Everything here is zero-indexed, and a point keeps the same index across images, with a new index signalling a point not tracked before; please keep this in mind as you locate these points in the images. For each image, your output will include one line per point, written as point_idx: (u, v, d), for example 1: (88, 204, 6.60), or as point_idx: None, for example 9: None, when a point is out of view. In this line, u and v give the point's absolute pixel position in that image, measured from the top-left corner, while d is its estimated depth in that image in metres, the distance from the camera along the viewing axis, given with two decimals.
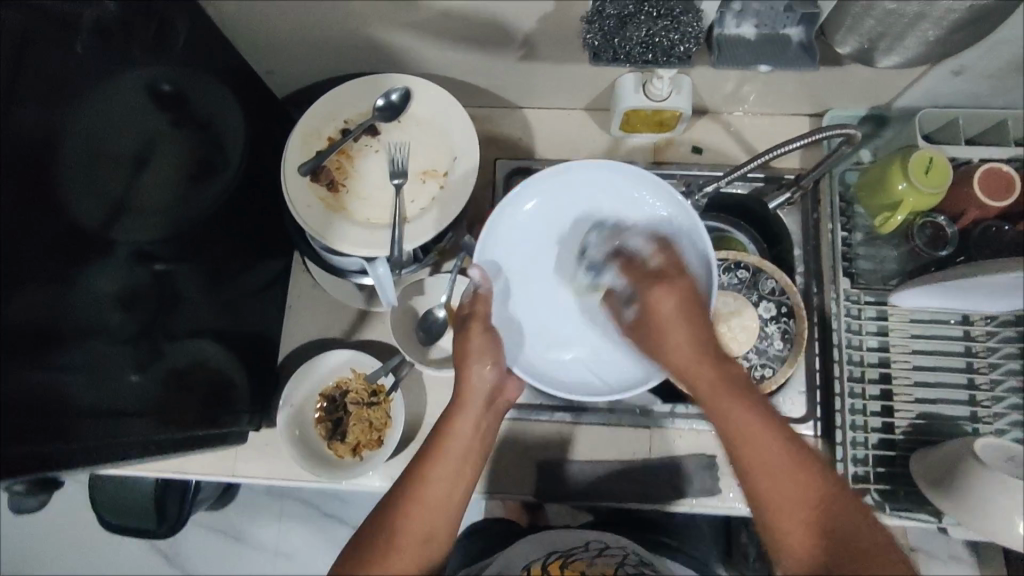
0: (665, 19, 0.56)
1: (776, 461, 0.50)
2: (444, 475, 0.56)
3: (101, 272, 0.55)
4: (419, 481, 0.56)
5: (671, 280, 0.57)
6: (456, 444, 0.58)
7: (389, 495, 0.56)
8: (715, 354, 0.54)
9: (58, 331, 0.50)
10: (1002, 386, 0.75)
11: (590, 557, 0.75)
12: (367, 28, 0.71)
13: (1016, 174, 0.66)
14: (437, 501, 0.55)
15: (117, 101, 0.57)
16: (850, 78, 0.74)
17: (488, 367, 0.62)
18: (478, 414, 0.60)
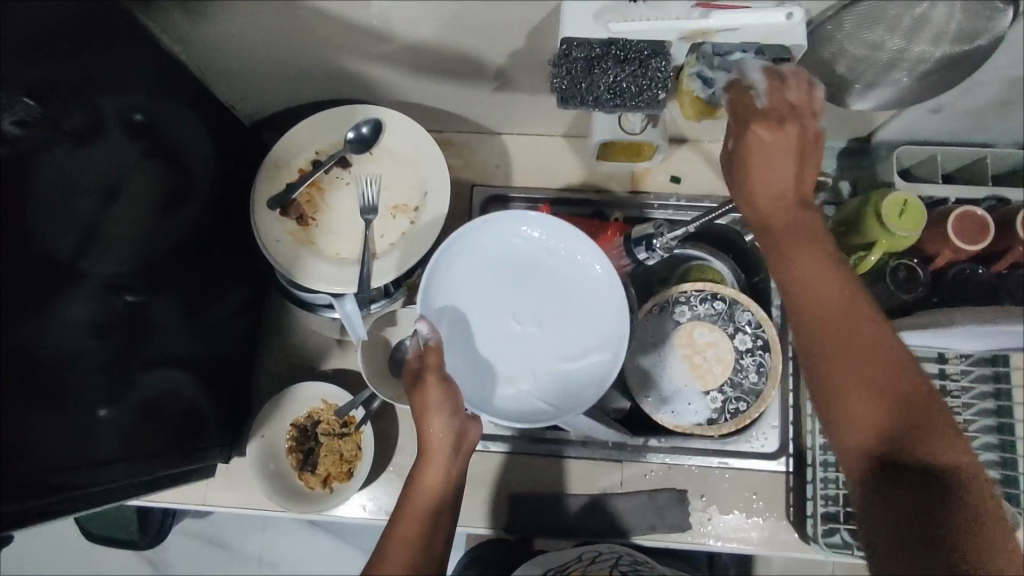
0: (633, 64, 0.55)
1: (867, 380, 0.47)
2: (410, 542, 0.54)
3: (71, 300, 0.55)
4: (387, 551, 0.54)
5: (778, 123, 0.50)
6: (421, 506, 0.57)
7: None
8: (796, 197, 0.50)
9: (31, 362, 0.50)
10: (974, 426, 0.75)
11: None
12: (338, 59, 0.70)
13: (990, 218, 0.65)
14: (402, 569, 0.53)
15: (90, 133, 0.56)
16: (829, 113, 0.73)
17: (448, 416, 0.60)
18: (440, 471, 0.58)
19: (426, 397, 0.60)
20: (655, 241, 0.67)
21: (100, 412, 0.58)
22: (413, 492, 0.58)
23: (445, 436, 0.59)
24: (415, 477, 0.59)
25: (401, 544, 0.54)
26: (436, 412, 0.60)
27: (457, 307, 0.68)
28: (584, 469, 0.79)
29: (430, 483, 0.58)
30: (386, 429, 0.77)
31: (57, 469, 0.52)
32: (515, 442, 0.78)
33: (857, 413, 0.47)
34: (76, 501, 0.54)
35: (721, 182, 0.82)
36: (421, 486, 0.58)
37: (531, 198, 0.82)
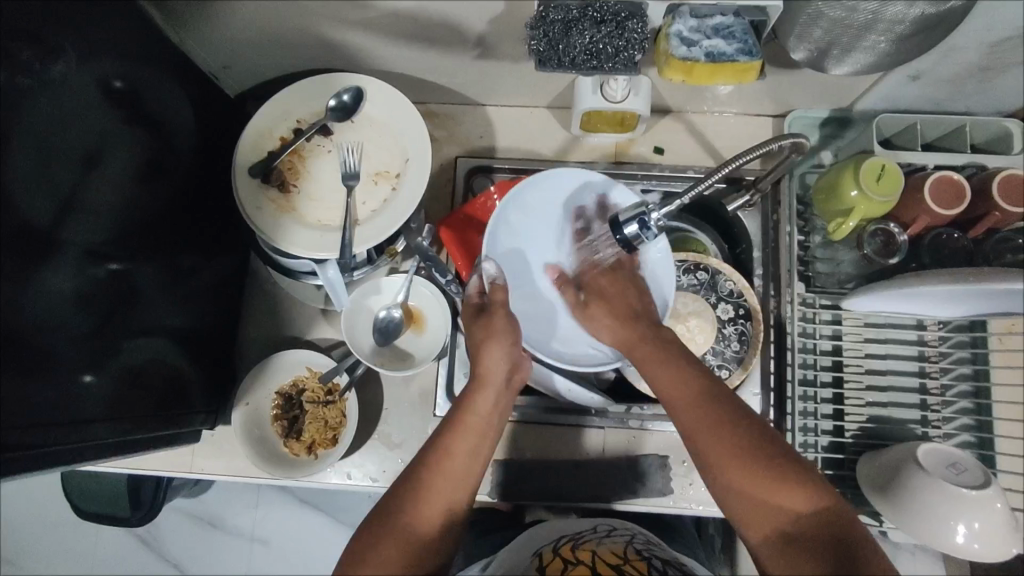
0: (609, 24, 0.55)
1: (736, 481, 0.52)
2: (455, 463, 0.54)
3: (57, 270, 0.55)
4: (430, 467, 0.54)
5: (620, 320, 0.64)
6: (468, 429, 0.56)
7: (393, 487, 0.54)
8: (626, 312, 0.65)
9: (14, 331, 0.51)
10: (952, 390, 0.76)
11: (599, 538, 0.68)
12: (320, 26, 0.70)
13: (965, 183, 0.67)
14: (440, 484, 0.53)
15: (72, 100, 0.56)
16: (809, 81, 0.73)
17: (502, 351, 0.60)
18: (490, 401, 0.58)
19: (482, 331, 0.62)
20: (650, 218, 0.56)
21: (83, 378, 0.58)
22: (465, 414, 0.57)
23: (498, 369, 0.60)
24: (464, 401, 0.58)
25: (446, 461, 0.54)
26: (495, 346, 0.61)
27: (515, 261, 0.73)
28: (567, 436, 0.80)
29: (482, 408, 0.58)
30: (370, 397, 0.77)
31: (29, 436, 0.52)
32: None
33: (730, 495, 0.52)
34: (48, 462, 0.55)
35: (704, 153, 0.83)
36: (469, 412, 0.57)
37: (515, 167, 0.83)
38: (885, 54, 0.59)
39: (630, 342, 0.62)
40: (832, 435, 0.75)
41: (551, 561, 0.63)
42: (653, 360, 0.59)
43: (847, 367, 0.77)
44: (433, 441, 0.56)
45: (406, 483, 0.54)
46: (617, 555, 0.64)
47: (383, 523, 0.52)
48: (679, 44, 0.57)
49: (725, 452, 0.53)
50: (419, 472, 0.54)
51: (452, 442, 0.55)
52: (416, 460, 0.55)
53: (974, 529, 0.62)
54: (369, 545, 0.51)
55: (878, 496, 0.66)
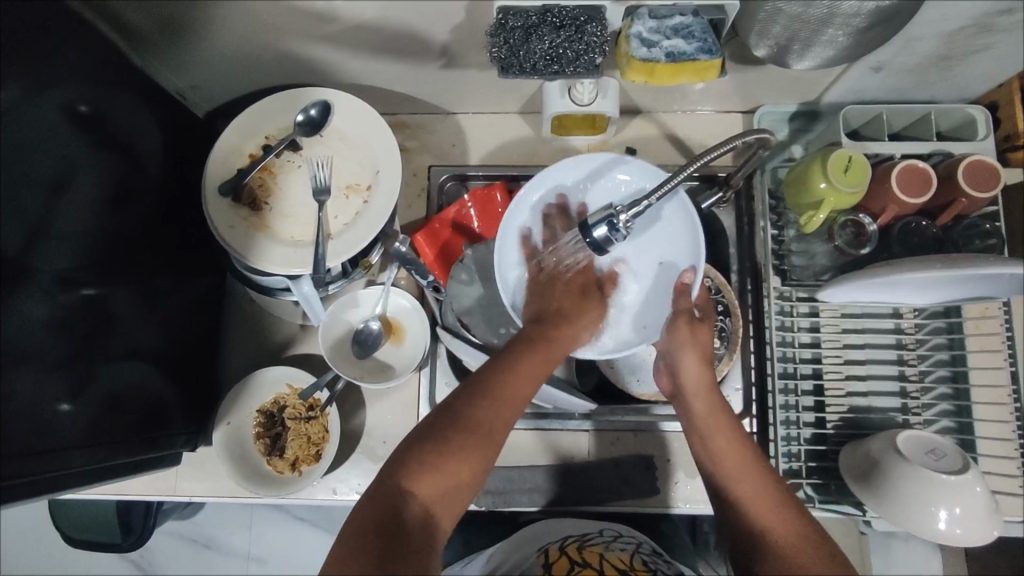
0: (568, 29, 0.56)
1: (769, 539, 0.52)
2: (520, 392, 0.56)
3: (27, 298, 0.54)
4: (494, 397, 0.55)
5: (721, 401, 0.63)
6: (536, 365, 0.59)
7: (454, 399, 0.55)
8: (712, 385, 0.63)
9: None
10: (930, 376, 0.77)
11: (606, 543, 0.68)
12: (285, 42, 0.70)
13: (933, 172, 0.67)
14: (505, 410, 0.55)
15: (35, 126, 0.56)
16: (776, 76, 0.73)
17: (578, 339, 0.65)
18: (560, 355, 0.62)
19: (569, 299, 0.69)
20: (619, 219, 0.56)
21: (59, 407, 0.58)
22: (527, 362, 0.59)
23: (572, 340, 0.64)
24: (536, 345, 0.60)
25: (514, 393, 0.56)
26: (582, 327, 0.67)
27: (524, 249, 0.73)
28: (552, 440, 0.80)
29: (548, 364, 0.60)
30: (352, 411, 0.77)
31: (5, 468, 0.52)
32: None
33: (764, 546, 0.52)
34: (25, 493, 0.54)
35: (676, 151, 0.83)
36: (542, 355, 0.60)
37: (489, 175, 0.82)
38: (845, 48, 0.60)
39: (709, 414, 0.61)
40: (815, 427, 0.76)
41: (557, 560, 0.63)
42: (717, 431, 0.59)
43: (826, 359, 0.77)
44: (499, 367, 0.58)
45: (473, 399, 0.54)
46: (624, 562, 0.64)
47: (448, 432, 0.52)
48: (639, 46, 0.58)
49: (774, 519, 0.53)
50: (491, 397, 0.55)
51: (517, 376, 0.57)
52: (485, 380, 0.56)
53: (955, 515, 0.62)
54: (425, 448, 0.51)
55: (860, 485, 0.67)
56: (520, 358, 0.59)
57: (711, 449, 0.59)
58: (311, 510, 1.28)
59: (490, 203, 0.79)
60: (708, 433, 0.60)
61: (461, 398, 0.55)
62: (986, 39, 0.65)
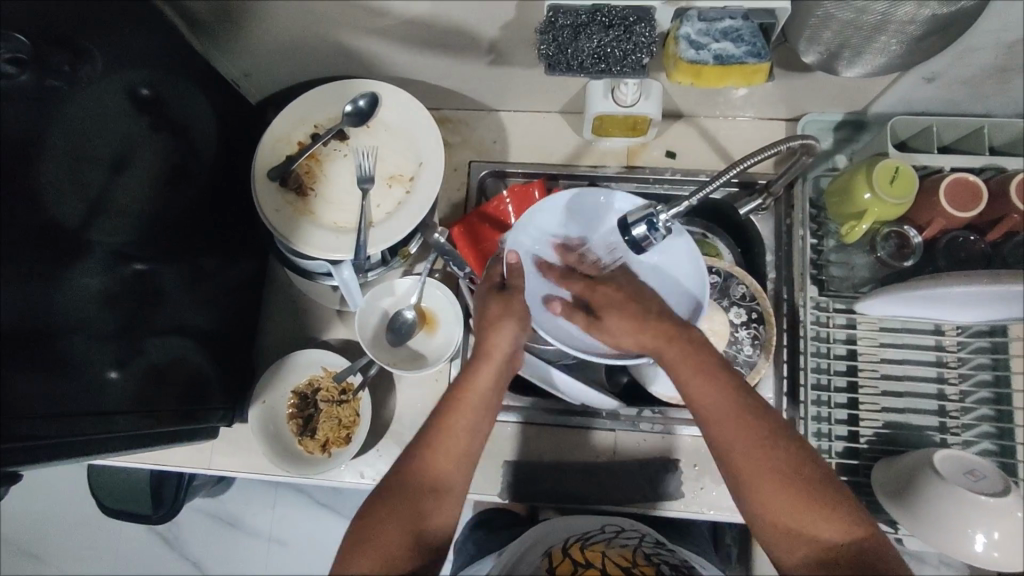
0: (617, 29, 0.56)
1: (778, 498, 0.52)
2: (455, 441, 0.57)
3: (87, 270, 0.57)
4: (433, 432, 0.57)
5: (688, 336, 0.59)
6: (476, 399, 0.59)
7: (397, 466, 0.57)
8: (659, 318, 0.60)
9: (47, 326, 0.53)
10: (971, 397, 0.75)
11: (608, 541, 0.68)
12: (339, 33, 0.72)
13: (982, 186, 0.66)
14: (445, 457, 0.57)
15: (99, 105, 0.58)
16: (823, 84, 0.73)
17: (511, 328, 0.60)
18: (490, 379, 0.60)
19: (496, 309, 0.62)
20: (659, 218, 0.57)
21: (108, 374, 0.60)
22: (463, 387, 0.59)
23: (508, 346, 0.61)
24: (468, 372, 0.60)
25: (448, 439, 0.57)
26: (507, 322, 0.61)
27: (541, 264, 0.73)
28: (578, 438, 0.80)
29: (483, 383, 0.59)
30: (382, 397, 0.79)
31: (56, 429, 0.54)
32: (523, 412, 0.79)
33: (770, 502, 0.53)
34: (73, 453, 0.56)
35: (717, 156, 0.83)
36: (466, 396, 0.59)
37: (528, 172, 0.83)
38: (897, 55, 0.59)
39: (663, 345, 0.59)
40: (847, 440, 0.74)
41: (561, 563, 0.64)
42: (688, 370, 0.57)
43: (862, 372, 0.76)
44: (432, 416, 0.59)
45: (412, 457, 0.57)
46: (627, 559, 0.64)
47: (393, 488, 0.55)
48: (688, 48, 0.58)
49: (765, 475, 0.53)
50: (428, 447, 0.57)
51: (457, 411, 0.58)
52: (421, 437, 0.58)
53: (993, 539, 0.60)
54: (379, 502, 0.55)
55: (893, 502, 0.65)
56: (450, 409, 0.58)
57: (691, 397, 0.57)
58: (335, 496, 1.30)
59: (527, 199, 0.80)
60: (679, 376, 0.57)
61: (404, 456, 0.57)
62: None
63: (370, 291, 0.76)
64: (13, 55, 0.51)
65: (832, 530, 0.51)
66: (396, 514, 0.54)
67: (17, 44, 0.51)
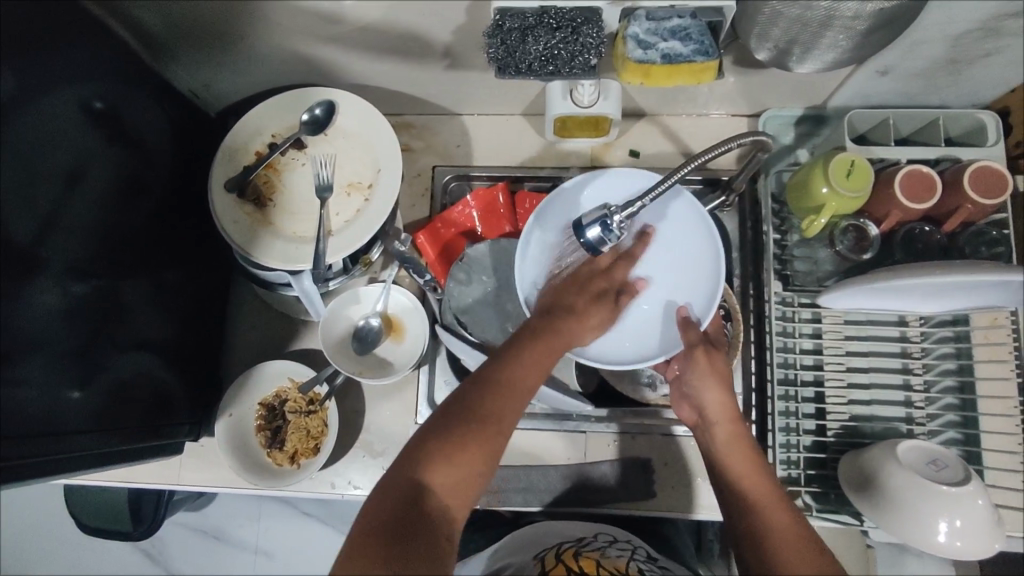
0: (564, 30, 0.56)
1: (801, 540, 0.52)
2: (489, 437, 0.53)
3: (41, 289, 0.56)
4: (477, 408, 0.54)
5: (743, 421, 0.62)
6: (527, 383, 0.57)
7: (433, 429, 0.53)
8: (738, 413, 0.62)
9: (5, 350, 0.53)
10: (936, 387, 0.75)
11: (602, 549, 0.69)
12: (293, 41, 0.71)
13: (938, 176, 0.66)
14: (495, 437, 0.53)
15: (49, 122, 0.58)
16: (780, 79, 0.73)
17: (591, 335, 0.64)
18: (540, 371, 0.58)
19: (581, 303, 0.64)
20: (611, 220, 0.57)
21: (69, 394, 0.60)
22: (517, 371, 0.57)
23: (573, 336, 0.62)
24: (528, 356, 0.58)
25: (491, 418, 0.53)
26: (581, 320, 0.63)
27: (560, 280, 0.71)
28: (550, 440, 0.80)
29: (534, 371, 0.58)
30: (351, 406, 0.78)
31: (13, 450, 0.53)
32: None
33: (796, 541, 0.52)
34: (33, 474, 0.56)
35: (680, 154, 0.83)
36: (512, 376, 0.56)
37: (494, 176, 0.83)
38: (846, 50, 0.59)
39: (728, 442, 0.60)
40: (815, 434, 0.75)
41: (554, 567, 0.63)
42: (745, 458, 0.59)
43: (828, 365, 0.76)
44: (476, 389, 0.55)
45: (439, 439, 0.52)
46: (621, 570, 0.64)
47: (444, 450, 0.51)
48: (636, 47, 0.58)
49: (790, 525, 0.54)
50: (480, 417, 0.53)
51: (513, 395, 0.55)
52: (467, 402, 0.54)
53: (956, 527, 0.61)
54: (426, 452, 0.51)
55: (860, 495, 0.65)
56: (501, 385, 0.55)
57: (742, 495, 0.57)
58: (319, 506, 1.29)
59: (492, 203, 0.80)
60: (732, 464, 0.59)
61: (447, 422, 0.53)
62: (996, 42, 0.64)
63: (333, 300, 0.75)
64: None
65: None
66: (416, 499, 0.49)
67: None
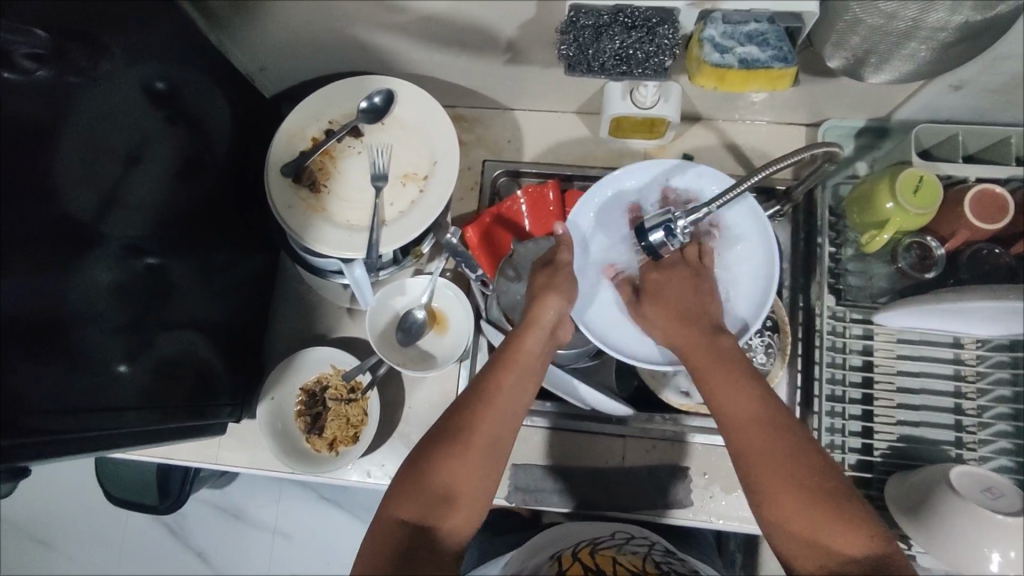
0: (639, 30, 0.55)
1: (778, 466, 0.52)
2: (484, 439, 0.55)
3: (97, 263, 0.57)
4: (467, 418, 0.56)
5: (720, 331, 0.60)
6: (506, 400, 0.57)
7: (425, 450, 0.55)
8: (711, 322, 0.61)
9: (61, 320, 0.53)
10: (988, 412, 0.73)
11: (617, 546, 0.68)
12: (355, 28, 0.71)
13: (1012, 203, 0.64)
14: (467, 465, 0.54)
15: (115, 98, 0.58)
16: (845, 89, 0.71)
17: (562, 304, 0.62)
18: (532, 356, 0.60)
19: (541, 280, 0.64)
20: (677, 226, 0.56)
21: (119, 367, 0.60)
22: (507, 369, 0.59)
23: (551, 320, 0.62)
24: (492, 376, 0.58)
25: (483, 421, 0.56)
26: (553, 296, 0.62)
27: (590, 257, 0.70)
28: (588, 443, 0.79)
29: (523, 359, 0.59)
30: (391, 397, 0.78)
31: (65, 423, 0.54)
32: (536, 416, 0.79)
33: (773, 470, 0.52)
34: (84, 449, 0.56)
35: (734, 160, 0.82)
36: (501, 376, 0.58)
37: (543, 172, 0.83)
38: (925, 63, 0.58)
39: (693, 350, 0.59)
40: (861, 453, 0.73)
41: (571, 566, 0.63)
42: (712, 367, 0.57)
43: (877, 384, 0.74)
44: (469, 398, 0.57)
45: (432, 456, 0.54)
46: (637, 566, 0.64)
47: (416, 485, 0.54)
48: (712, 51, 0.57)
49: (766, 451, 0.53)
50: (469, 428, 0.55)
51: (485, 416, 0.56)
52: (432, 440, 0.56)
53: (1010, 557, 0.59)
54: (394, 497, 0.54)
55: (908, 518, 0.64)
56: (495, 381, 0.58)
57: (708, 386, 0.57)
58: (340, 491, 1.30)
59: (541, 201, 0.79)
60: (705, 380, 0.57)
61: (409, 465, 0.55)
62: None
63: (379, 290, 0.75)
64: (31, 51, 0.51)
65: (853, 540, 0.49)
66: (420, 513, 0.53)
67: (36, 39, 0.51)
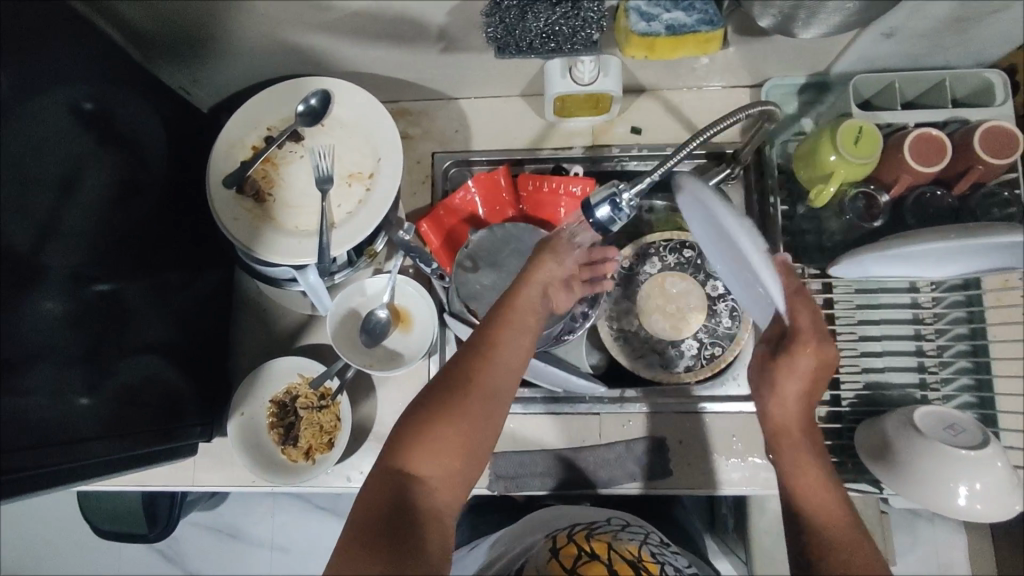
0: (563, 6, 0.55)
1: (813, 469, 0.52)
2: (483, 386, 0.53)
3: (42, 297, 0.55)
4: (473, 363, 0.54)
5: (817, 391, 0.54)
6: (507, 353, 0.55)
7: (430, 392, 0.53)
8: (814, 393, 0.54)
9: (10, 359, 0.52)
10: (948, 351, 0.75)
11: (614, 533, 0.68)
12: (284, 31, 0.70)
13: (947, 141, 0.66)
14: (467, 408, 0.52)
15: (42, 124, 0.56)
16: (782, 47, 0.72)
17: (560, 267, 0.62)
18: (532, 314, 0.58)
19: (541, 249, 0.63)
20: (621, 198, 0.56)
21: (78, 400, 0.59)
22: (508, 320, 0.57)
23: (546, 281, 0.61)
24: (496, 324, 0.57)
25: (484, 369, 0.54)
26: (550, 257, 0.62)
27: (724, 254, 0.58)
28: (564, 424, 0.79)
29: (525, 315, 0.58)
30: (362, 400, 0.78)
31: (23, 461, 0.52)
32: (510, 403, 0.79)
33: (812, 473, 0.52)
34: (44, 486, 0.55)
35: (681, 128, 0.82)
36: (506, 324, 0.57)
37: (493, 159, 0.82)
38: (852, 13, 0.58)
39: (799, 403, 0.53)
40: (830, 404, 0.74)
41: (565, 546, 0.63)
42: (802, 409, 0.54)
43: (840, 335, 0.76)
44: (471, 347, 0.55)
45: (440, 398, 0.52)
46: (632, 554, 0.63)
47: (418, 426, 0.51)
48: (638, 20, 0.57)
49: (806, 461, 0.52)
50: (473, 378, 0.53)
51: (485, 364, 0.54)
52: (407, 420, 0.52)
53: (975, 490, 0.61)
54: (398, 440, 0.51)
55: (879, 466, 0.65)
56: (497, 327, 0.56)
57: (780, 402, 0.54)
58: (333, 499, 1.29)
59: (493, 186, 0.78)
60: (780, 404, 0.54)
61: (415, 409, 0.52)
62: None
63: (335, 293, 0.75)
64: None
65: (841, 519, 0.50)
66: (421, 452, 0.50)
67: None
